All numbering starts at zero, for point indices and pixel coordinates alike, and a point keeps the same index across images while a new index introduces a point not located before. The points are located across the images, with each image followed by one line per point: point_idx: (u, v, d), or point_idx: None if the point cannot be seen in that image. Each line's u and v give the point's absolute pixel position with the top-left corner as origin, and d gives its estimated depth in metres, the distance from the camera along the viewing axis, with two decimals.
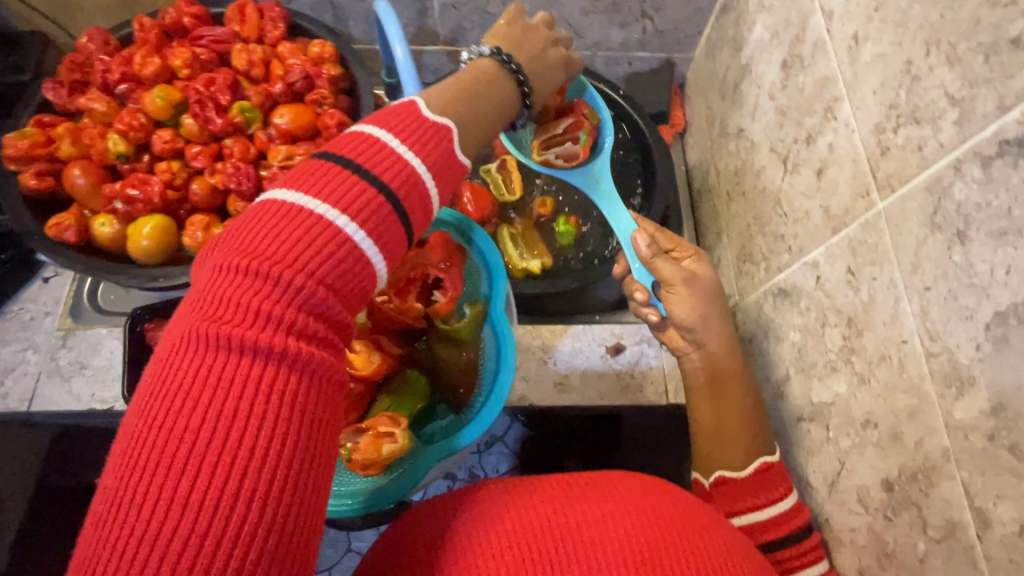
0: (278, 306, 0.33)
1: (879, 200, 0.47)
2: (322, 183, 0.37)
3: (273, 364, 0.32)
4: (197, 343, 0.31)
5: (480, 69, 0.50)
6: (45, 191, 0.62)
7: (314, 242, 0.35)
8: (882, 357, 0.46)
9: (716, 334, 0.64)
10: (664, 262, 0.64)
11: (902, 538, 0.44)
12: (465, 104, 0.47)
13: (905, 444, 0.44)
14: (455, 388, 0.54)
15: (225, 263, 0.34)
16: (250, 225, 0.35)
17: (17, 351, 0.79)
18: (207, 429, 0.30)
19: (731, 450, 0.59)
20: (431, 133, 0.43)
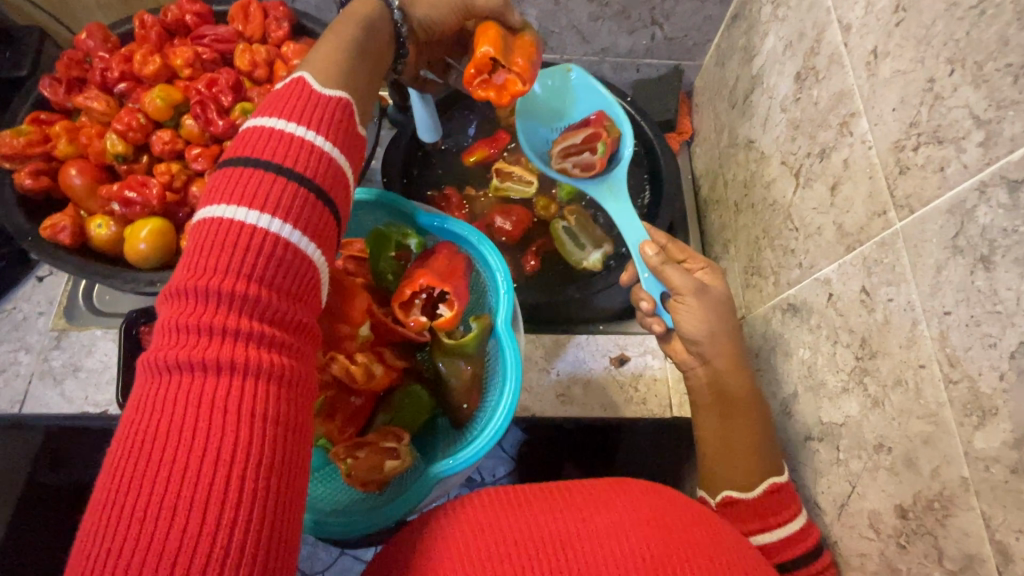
0: (225, 317, 0.33)
1: (896, 220, 0.46)
2: (258, 188, 0.37)
3: (228, 373, 0.32)
4: (161, 365, 0.32)
5: (346, 19, 0.51)
6: (40, 190, 0.61)
7: (259, 249, 0.36)
8: (897, 381, 0.45)
9: (725, 350, 0.61)
10: (674, 269, 0.61)
11: (916, 567, 0.43)
12: (330, 53, 0.47)
13: (920, 472, 0.43)
14: (457, 404, 0.51)
15: (176, 287, 0.35)
16: (202, 247, 0.36)
17: (8, 352, 0.78)
18: (166, 451, 0.30)
19: (733, 470, 0.58)
20: (297, 94, 0.43)
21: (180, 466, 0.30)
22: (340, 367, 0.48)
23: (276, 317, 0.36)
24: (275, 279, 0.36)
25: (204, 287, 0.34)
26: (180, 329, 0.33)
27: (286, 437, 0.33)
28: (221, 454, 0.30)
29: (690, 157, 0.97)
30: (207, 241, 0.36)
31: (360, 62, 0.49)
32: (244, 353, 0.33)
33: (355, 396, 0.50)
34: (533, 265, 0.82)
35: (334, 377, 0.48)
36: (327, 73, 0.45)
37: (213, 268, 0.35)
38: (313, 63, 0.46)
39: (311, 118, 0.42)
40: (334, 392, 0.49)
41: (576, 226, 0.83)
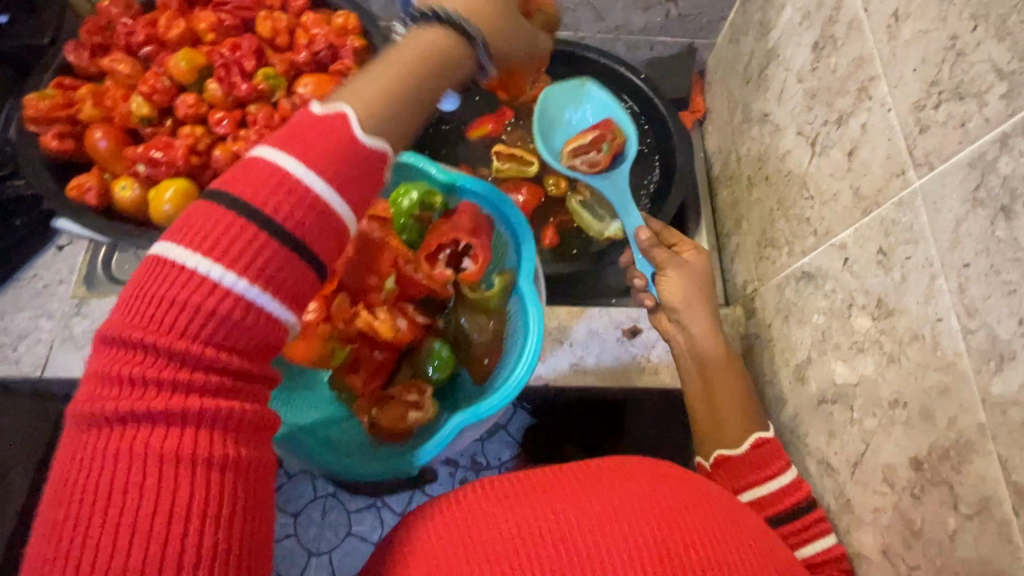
0: (170, 372, 0.32)
1: (915, 178, 0.47)
2: (201, 224, 0.34)
3: (175, 429, 0.31)
4: (99, 418, 0.31)
5: (408, 44, 0.43)
6: (65, 153, 0.62)
7: (209, 298, 0.33)
8: (913, 336, 0.46)
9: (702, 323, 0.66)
10: (660, 250, 0.69)
11: (930, 516, 0.44)
12: (381, 88, 0.41)
13: (936, 422, 0.44)
14: (480, 357, 0.52)
15: (108, 333, 0.33)
16: (143, 289, 0.34)
17: (30, 318, 0.79)
18: (107, 511, 0.30)
19: (728, 430, 0.60)
20: (325, 130, 0.38)
21: (124, 525, 0.30)
22: (365, 322, 0.49)
23: (229, 370, 0.34)
24: (230, 333, 0.34)
25: (135, 339, 0.32)
26: (119, 381, 0.32)
27: (242, 488, 0.33)
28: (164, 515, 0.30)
29: (702, 135, 0.98)
30: (148, 283, 0.34)
31: (411, 102, 0.42)
32: (181, 406, 0.31)
33: (379, 350, 0.51)
34: (551, 238, 0.83)
35: (360, 331, 0.50)
36: (374, 111, 0.40)
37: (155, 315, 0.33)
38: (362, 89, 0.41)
39: (325, 162, 0.36)
40: (360, 344, 0.50)
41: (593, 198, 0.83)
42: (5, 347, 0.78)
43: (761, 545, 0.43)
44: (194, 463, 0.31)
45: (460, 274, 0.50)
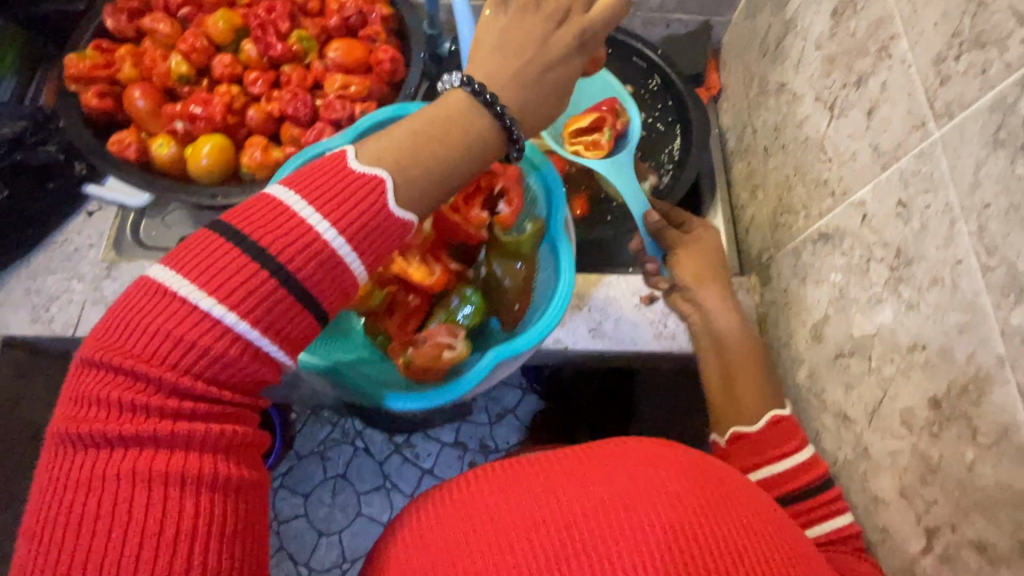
0: (152, 397, 0.37)
1: (936, 128, 0.49)
2: (197, 260, 0.39)
3: (156, 448, 0.36)
4: (83, 439, 0.36)
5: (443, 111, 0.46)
6: (105, 112, 0.64)
7: (186, 330, 0.38)
8: (933, 280, 0.48)
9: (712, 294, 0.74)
10: (671, 230, 0.78)
11: (949, 451, 0.46)
12: (412, 152, 0.45)
13: (955, 360, 0.45)
14: (510, 304, 0.54)
15: (90, 358, 0.38)
16: (124, 321, 0.39)
17: (62, 280, 0.81)
18: (91, 523, 0.35)
19: (746, 407, 0.63)
20: (347, 188, 0.43)
21: (107, 536, 0.34)
22: (401, 267, 0.51)
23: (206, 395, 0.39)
24: (210, 361, 0.39)
25: (129, 365, 0.37)
26: (101, 406, 0.37)
27: (224, 500, 0.38)
28: (143, 526, 0.35)
29: (717, 111, 0.99)
30: (130, 318, 0.39)
31: (440, 168, 0.46)
32: (169, 428, 0.37)
33: (413, 296, 0.54)
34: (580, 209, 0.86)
35: (397, 275, 0.52)
36: (405, 176, 0.44)
37: (136, 346, 0.38)
38: (393, 151, 0.45)
39: (346, 213, 0.42)
40: (397, 287, 0.53)
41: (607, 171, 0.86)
42: (38, 308, 0.80)
43: (770, 515, 0.44)
44: (174, 480, 0.36)
45: (495, 217, 0.52)
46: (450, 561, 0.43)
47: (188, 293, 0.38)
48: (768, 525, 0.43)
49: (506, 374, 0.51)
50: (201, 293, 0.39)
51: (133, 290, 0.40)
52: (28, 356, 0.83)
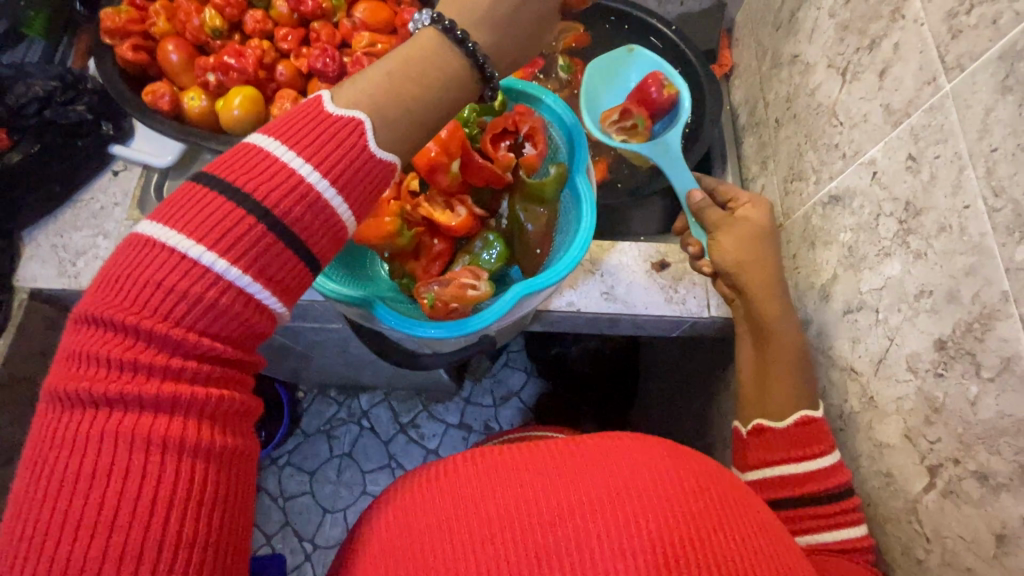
0: (143, 354, 0.36)
1: (947, 82, 0.51)
2: (188, 212, 0.38)
3: (150, 408, 0.36)
4: (76, 394, 0.35)
5: (417, 51, 0.45)
6: (139, 64, 0.66)
7: (179, 287, 0.37)
8: (941, 228, 0.50)
9: (756, 278, 0.67)
10: (712, 210, 0.70)
11: (953, 389, 0.48)
12: (390, 95, 0.44)
13: (961, 301, 0.47)
14: (532, 247, 0.55)
15: (84, 309, 0.37)
16: (117, 274, 0.38)
17: (89, 237, 0.83)
18: (83, 479, 0.34)
19: (772, 400, 0.62)
20: (333, 138, 0.42)
21: (99, 494, 0.34)
22: (427, 210, 0.54)
23: (199, 354, 0.38)
24: (204, 320, 0.38)
25: (117, 319, 0.36)
26: (94, 361, 0.36)
27: (217, 468, 0.38)
28: (134, 487, 0.34)
29: (728, 88, 1.01)
30: (121, 270, 0.37)
31: (418, 113, 0.45)
32: (164, 388, 0.36)
33: (438, 240, 0.56)
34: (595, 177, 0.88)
35: (425, 216, 0.55)
36: (384, 117, 0.44)
37: (127, 301, 0.37)
38: (369, 91, 0.44)
39: (336, 165, 0.42)
40: (424, 229, 0.55)
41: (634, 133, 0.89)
42: (65, 263, 0.81)
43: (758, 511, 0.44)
44: (170, 442, 0.36)
45: (520, 159, 0.54)
46: (425, 549, 0.41)
47: (177, 243, 0.37)
48: (758, 533, 0.41)
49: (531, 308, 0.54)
50: (191, 242, 0.38)
51: (125, 247, 0.39)
52: (54, 311, 0.86)
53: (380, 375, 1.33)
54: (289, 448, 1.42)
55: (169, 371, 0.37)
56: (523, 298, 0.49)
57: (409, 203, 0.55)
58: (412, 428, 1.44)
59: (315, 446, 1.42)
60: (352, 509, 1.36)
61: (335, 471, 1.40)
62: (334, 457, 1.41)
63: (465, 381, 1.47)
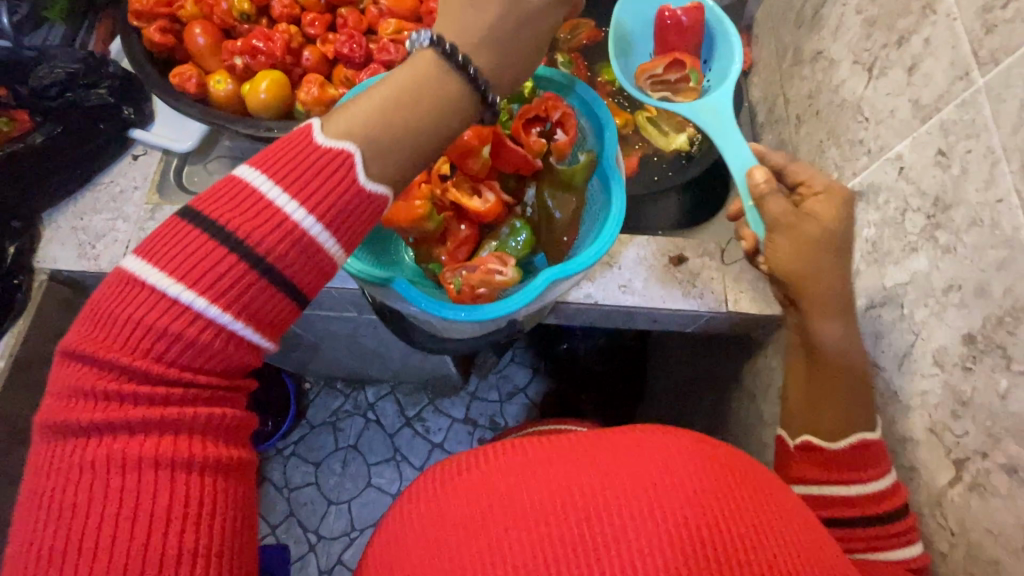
0: (127, 384, 0.38)
1: (980, 76, 0.50)
2: (171, 249, 0.40)
3: (142, 429, 0.38)
4: (71, 423, 0.38)
5: (415, 77, 0.45)
6: (166, 47, 0.67)
7: (161, 321, 0.39)
8: (972, 222, 0.50)
9: (817, 293, 0.58)
10: (776, 199, 0.58)
11: (981, 383, 0.48)
12: (384, 125, 0.44)
13: (992, 295, 0.47)
14: (559, 236, 0.55)
15: (69, 348, 0.40)
16: (102, 311, 0.40)
17: (108, 220, 0.83)
18: (79, 500, 0.36)
19: (826, 423, 0.56)
20: (313, 168, 0.42)
21: (95, 513, 0.36)
22: (455, 195, 0.54)
23: (181, 382, 0.40)
24: (185, 352, 0.40)
25: (108, 357, 0.38)
26: (83, 394, 0.38)
27: (211, 478, 0.39)
28: (128, 502, 0.37)
29: (747, 86, 1.01)
30: (105, 307, 0.40)
31: (411, 143, 0.46)
32: (157, 413, 0.38)
33: (464, 225, 0.56)
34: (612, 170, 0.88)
35: (452, 201, 0.55)
36: (376, 148, 0.44)
37: (112, 337, 0.39)
38: (363, 122, 0.44)
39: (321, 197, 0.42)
40: (451, 213, 0.56)
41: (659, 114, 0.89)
42: (85, 245, 0.82)
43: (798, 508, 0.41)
44: (163, 455, 0.38)
45: (552, 144, 0.53)
46: (455, 545, 0.39)
47: (158, 283, 0.39)
48: (797, 527, 0.39)
49: (559, 293, 0.54)
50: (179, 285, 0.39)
51: (107, 284, 0.41)
52: (73, 294, 0.86)
53: (388, 367, 1.33)
54: (294, 440, 1.42)
55: (150, 399, 0.39)
56: (553, 282, 0.49)
57: (438, 187, 0.55)
58: (418, 421, 1.44)
59: (320, 438, 1.42)
60: (355, 502, 1.36)
61: (339, 463, 1.40)
62: (339, 449, 1.41)
63: (471, 377, 1.47)
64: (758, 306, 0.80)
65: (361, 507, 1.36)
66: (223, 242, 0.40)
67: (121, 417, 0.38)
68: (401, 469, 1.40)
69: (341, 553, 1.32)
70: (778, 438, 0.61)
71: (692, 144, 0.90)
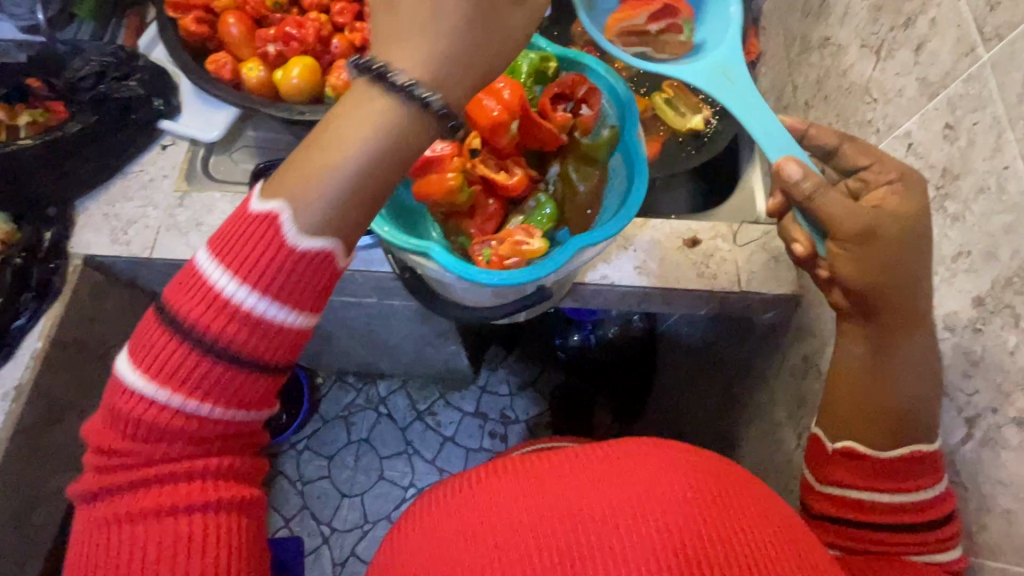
0: (133, 455, 0.43)
1: (985, 52, 0.53)
2: (153, 335, 0.43)
3: (155, 488, 0.43)
4: (100, 487, 0.44)
5: (351, 119, 0.39)
6: (200, 36, 0.69)
7: (150, 397, 0.43)
8: (979, 190, 0.52)
9: (892, 304, 0.53)
10: (836, 203, 0.53)
11: (992, 342, 0.50)
12: (319, 180, 0.39)
13: (1000, 259, 0.50)
14: (583, 207, 0.58)
15: (95, 422, 0.45)
16: (108, 392, 0.45)
17: (139, 207, 0.86)
18: (110, 552, 0.42)
19: (886, 435, 0.54)
20: (260, 241, 0.41)
21: (126, 561, 0.42)
22: (483, 172, 0.58)
23: (170, 451, 0.44)
24: (170, 424, 0.43)
25: (109, 440, 0.44)
26: (104, 466, 0.44)
27: (224, 519, 0.45)
28: (150, 551, 0.42)
29: (755, 76, 1.03)
30: (111, 387, 0.45)
31: (353, 198, 0.40)
32: (163, 474, 0.43)
33: (491, 200, 0.60)
34: None
35: (481, 176, 0.58)
36: (310, 208, 0.40)
37: (118, 414, 0.44)
38: (297, 182, 0.40)
39: (270, 271, 0.41)
40: (480, 189, 0.59)
41: (676, 95, 0.93)
42: (117, 231, 0.84)
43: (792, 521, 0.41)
44: (176, 506, 0.43)
45: (577, 119, 0.57)
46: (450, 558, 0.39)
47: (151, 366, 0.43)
48: (785, 537, 0.38)
49: (585, 260, 0.56)
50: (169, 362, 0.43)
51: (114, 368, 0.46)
52: (105, 280, 0.89)
53: (399, 361, 1.35)
54: (307, 434, 1.44)
55: (156, 466, 0.43)
56: (582, 248, 0.52)
57: (467, 162, 0.57)
58: (429, 415, 1.46)
59: (333, 432, 1.45)
60: (369, 494, 1.39)
61: (352, 456, 1.42)
62: (351, 442, 1.44)
63: (482, 370, 1.50)
64: (770, 286, 0.82)
65: (374, 499, 1.38)
66: (196, 324, 0.42)
67: (136, 482, 0.43)
68: (413, 462, 1.42)
69: (355, 546, 1.34)
70: (811, 435, 0.59)
71: (707, 125, 0.93)
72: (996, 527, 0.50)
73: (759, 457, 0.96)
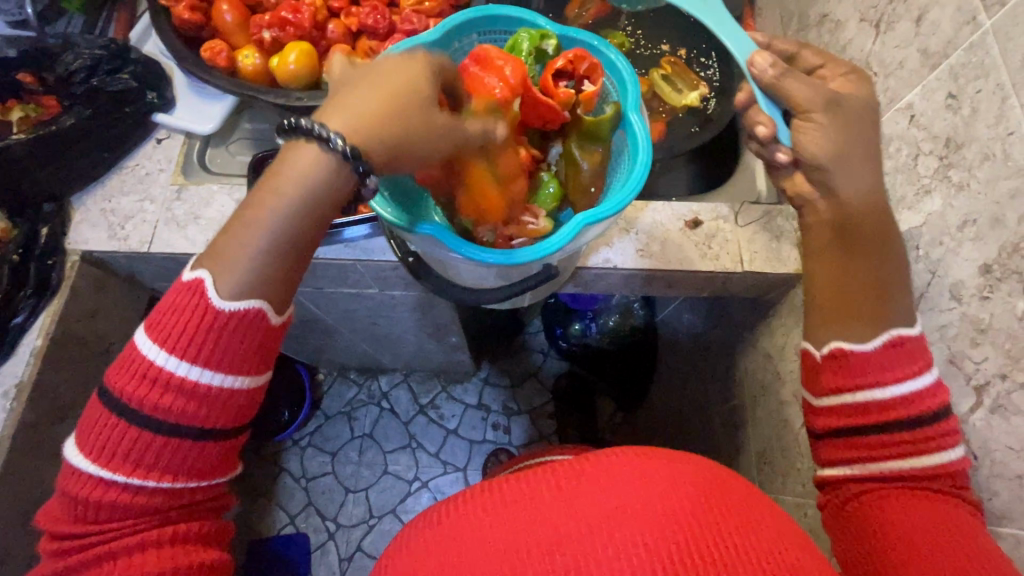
0: (101, 527, 0.49)
1: (987, 19, 0.52)
2: (105, 424, 0.49)
3: (126, 553, 0.49)
4: (73, 560, 0.49)
5: (266, 186, 0.47)
6: (194, 25, 0.69)
7: (112, 475, 0.49)
8: (984, 157, 0.52)
9: (854, 168, 0.57)
10: (795, 80, 0.56)
11: (999, 309, 0.50)
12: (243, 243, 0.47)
13: (1006, 225, 0.50)
14: (586, 186, 0.60)
15: (59, 510, 0.51)
16: (67, 480, 0.50)
17: (136, 202, 0.85)
18: None
19: (858, 322, 0.57)
20: (199, 321, 0.48)
21: None
22: None
23: (131, 515, 0.50)
24: (136, 491, 0.50)
25: (76, 521, 0.50)
26: (75, 545, 0.49)
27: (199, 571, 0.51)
28: None
29: None
30: (70, 476, 0.50)
31: (272, 255, 0.48)
32: (135, 540, 0.49)
33: None
34: None
35: None
36: (231, 269, 0.48)
37: (81, 494, 0.49)
38: (221, 248, 0.48)
39: (209, 342, 0.48)
40: None
41: (672, 73, 0.94)
42: (114, 227, 0.84)
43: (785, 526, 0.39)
44: (153, 559, 0.49)
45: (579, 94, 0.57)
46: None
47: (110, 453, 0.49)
48: (771, 544, 0.37)
49: (592, 238, 0.56)
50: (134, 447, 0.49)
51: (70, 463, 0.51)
52: (104, 277, 0.88)
53: (401, 355, 1.35)
54: (310, 430, 1.44)
55: (124, 534, 0.49)
56: (589, 225, 0.52)
57: None
58: (432, 409, 1.46)
59: (336, 428, 1.44)
60: (373, 489, 1.38)
61: (356, 451, 1.42)
62: (355, 437, 1.43)
63: (483, 363, 1.50)
64: (771, 265, 0.82)
65: (378, 494, 1.38)
66: (151, 410, 0.49)
67: (109, 550, 0.49)
68: (417, 455, 1.42)
69: (361, 540, 1.34)
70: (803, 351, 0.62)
71: (704, 102, 0.93)
72: (1007, 492, 0.50)
73: (762, 439, 0.96)
